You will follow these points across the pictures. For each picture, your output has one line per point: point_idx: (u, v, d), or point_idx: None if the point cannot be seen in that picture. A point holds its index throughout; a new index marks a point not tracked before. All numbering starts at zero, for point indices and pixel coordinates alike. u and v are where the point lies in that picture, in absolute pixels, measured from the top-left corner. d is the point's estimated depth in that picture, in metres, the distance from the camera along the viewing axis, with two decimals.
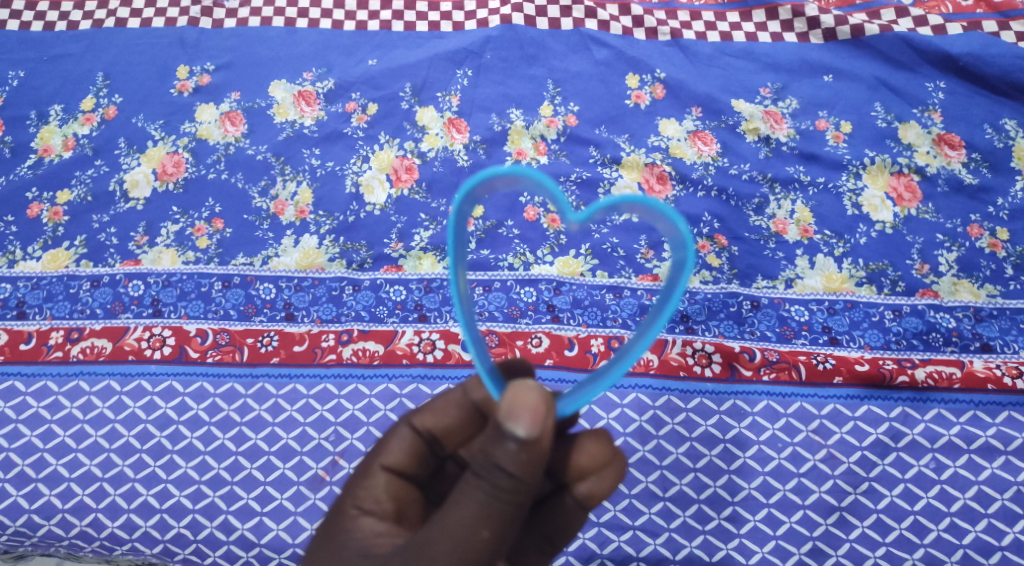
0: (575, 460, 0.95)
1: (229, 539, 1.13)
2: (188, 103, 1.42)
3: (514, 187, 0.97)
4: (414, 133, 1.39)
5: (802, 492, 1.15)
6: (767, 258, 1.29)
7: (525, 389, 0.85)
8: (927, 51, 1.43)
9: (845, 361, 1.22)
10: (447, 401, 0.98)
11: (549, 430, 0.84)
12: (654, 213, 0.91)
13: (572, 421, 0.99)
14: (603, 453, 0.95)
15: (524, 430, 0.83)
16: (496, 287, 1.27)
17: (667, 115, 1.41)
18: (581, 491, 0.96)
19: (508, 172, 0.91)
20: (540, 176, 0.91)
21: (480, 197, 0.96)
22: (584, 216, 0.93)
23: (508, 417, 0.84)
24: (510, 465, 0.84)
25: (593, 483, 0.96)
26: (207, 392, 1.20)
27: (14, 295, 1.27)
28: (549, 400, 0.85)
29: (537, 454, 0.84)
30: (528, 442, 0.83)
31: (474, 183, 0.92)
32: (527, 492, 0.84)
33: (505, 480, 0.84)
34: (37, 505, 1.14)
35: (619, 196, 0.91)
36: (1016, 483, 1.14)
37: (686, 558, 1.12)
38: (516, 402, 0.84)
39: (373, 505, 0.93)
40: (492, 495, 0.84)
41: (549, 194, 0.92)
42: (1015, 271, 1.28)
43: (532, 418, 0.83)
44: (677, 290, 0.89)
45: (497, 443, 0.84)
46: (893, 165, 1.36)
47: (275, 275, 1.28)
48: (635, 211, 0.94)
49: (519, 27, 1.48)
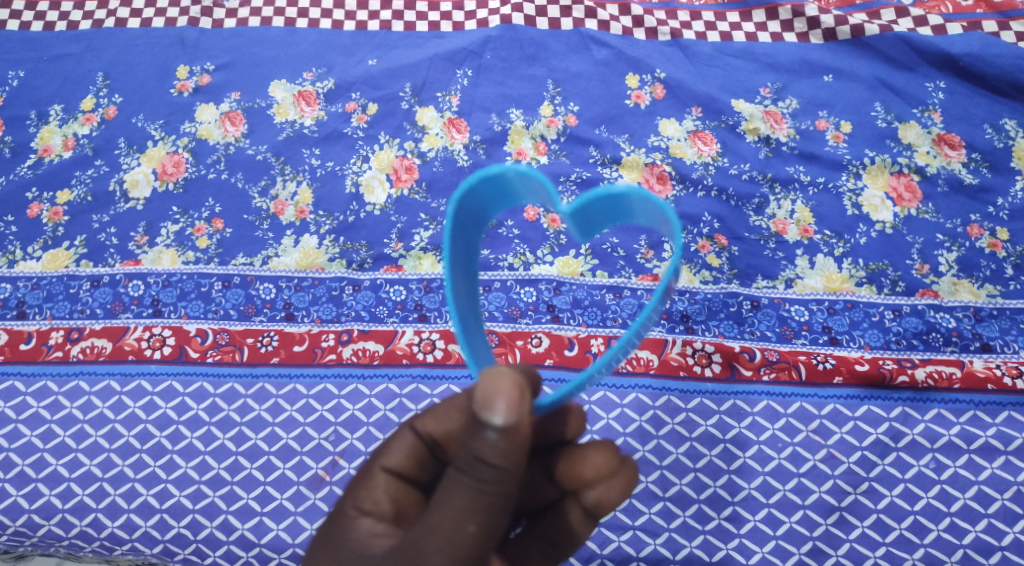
0: (580, 469, 0.95)
1: (229, 539, 1.12)
2: (188, 103, 1.42)
3: (519, 191, 0.97)
4: (414, 133, 1.39)
5: (802, 492, 1.14)
6: (767, 258, 1.29)
7: (498, 375, 0.85)
8: (926, 51, 1.43)
9: (845, 360, 1.22)
10: (451, 405, 0.97)
11: (526, 415, 0.84)
12: (649, 204, 0.91)
13: (577, 431, 0.99)
14: (609, 463, 0.95)
15: (501, 418, 0.83)
16: (496, 287, 1.28)
17: (667, 115, 1.41)
18: (588, 499, 0.95)
19: (510, 169, 0.91)
20: (535, 169, 0.92)
21: (482, 200, 0.97)
22: (576, 209, 0.93)
23: (484, 406, 0.84)
24: (492, 456, 0.83)
25: (602, 491, 0.95)
26: (208, 392, 1.20)
27: (14, 295, 1.27)
28: (522, 384, 0.85)
29: (517, 442, 0.84)
30: (507, 430, 0.83)
31: (473, 181, 0.92)
32: (512, 481, 0.84)
33: (489, 472, 0.83)
34: (37, 505, 1.14)
35: (615, 187, 0.91)
36: (1016, 483, 1.14)
37: (686, 558, 1.12)
38: (491, 390, 0.84)
39: (371, 506, 0.92)
40: (476, 489, 0.83)
41: (547, 194, 0.92)
42: (1015, 271, 1.28)
43: (508, 405, 0.83)
44: (668, 271, 0.86)
45: (478, 435, 0.84)
46: (893, 164, 1.36)
47: (275, 275, 1.28)
48: (636, 205, 0.93)
49: (519, 27, 1.48)
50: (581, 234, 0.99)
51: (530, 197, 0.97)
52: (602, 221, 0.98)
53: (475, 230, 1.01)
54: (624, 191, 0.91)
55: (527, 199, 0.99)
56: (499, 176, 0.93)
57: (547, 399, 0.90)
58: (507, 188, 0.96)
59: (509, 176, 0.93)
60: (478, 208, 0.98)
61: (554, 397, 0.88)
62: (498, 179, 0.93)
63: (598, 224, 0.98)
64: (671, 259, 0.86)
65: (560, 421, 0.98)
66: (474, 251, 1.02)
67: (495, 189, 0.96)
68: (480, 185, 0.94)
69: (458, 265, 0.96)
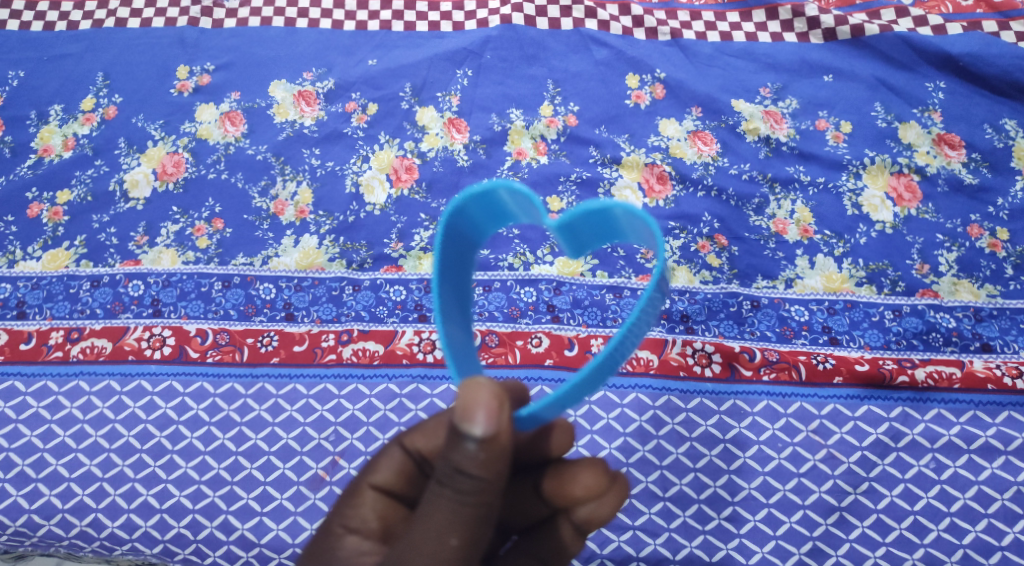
0: (570, 490, 0.93)
1: (229, 540, 1.12)
2: (187, 103, 1.42)
3: (512, 211, 0.94)
4: (414, 133, 1.39)
5: (802, 492, 1.14)
6: (767, 258, 1.29)
7: (477, 386, 0.83)
8: (926, 51, 1.43)
9: (845, 360, 1.22)
10: (439, 421, 0.95)
11: (506, 425, 0.83)
12: (634, 218, 0.87)
13: (563, 448, 0.97)
14: (599, 482, 0.92)
15: (480, 429, 0.82)
16: (496, 287, 1.28)
17: (667, 115, 1.41)
18: (580, 516, 0.95)
19: (501, 186, 0.89)
20: (524, 186, 0.89)
21: (474, 219, 0.95)
22: (563, 222, 0.91)
23: (463, 417, 0.83)
24: (471, 467, 0.83)
25: (593, 508, 0.94)
26: (208, 392, 1.20)
27: (14, 295, 1.27)
28: (501, 394, 0.83)
29: (497, 452, 0.83)
30: (486, 441, 0.82)
31: (463, 200, 0.91)
32: (492, 491, 0.84)
33: (469, 483, 0.83)
34: (37, 505, 1.14)
35: (599, 202, 0.88)
36: (1016, 483, 1.14)
37: (686, 558, 1.12)
38: (469, 401, 0.82)
39: (359, 524, 0.92)
40: (458, 501, 0.83)
41: (535, 210, 0.90)
42: (1015, 271, 1.28)
43: (487, 415, 0.82)
44: (657, 270, 0.83)
45: (457, 447, 0.83)
46: (893, 164, 1.36)
47: (275, 275, 1.28)
48: (623, 222, 0.90)
49: (519, 28, 1.48)
50: (572, 249, 0.96)
51: (525, 218, 0.95)
52: (593, 240, 0.95)
53: (470, 250, 0.99)
54: (610, 204, 0.88)
55: (522, 219, 0.96)
56: (491, 195, 0.91)
57: (527, 412, 0.87)
58: (499, 207, 0.94)
59: (499, 194, 0.91)
60: (470, 228, 0.96)
61: (534, 409, 0.86)
62: (489, 197, 0.92)
63: (589, 240, 0.95)
64: (655, 269, 0.83)
65: (543, 439, 0.97)
66: (469, 273, 1.00)
67: (485, 208, 0.94)
68: (470, 204, 0.92)
69: (448, 286, 0.94)
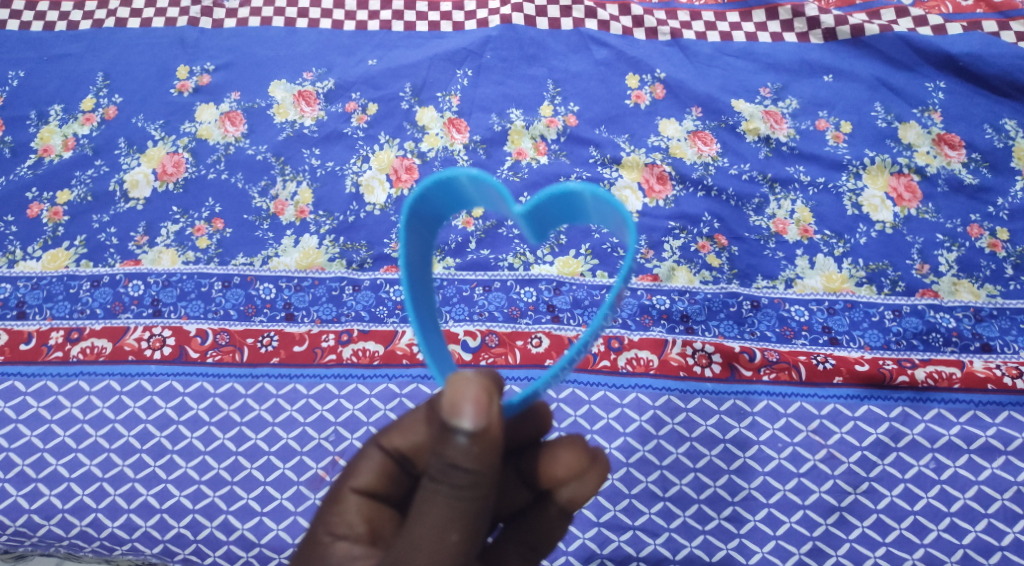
0: (551, 470, 0.92)
1: (229, 539, 1.12)
2: (188, 103, 1.42)
3: (472, 197, 0.95)
4: (414, 133, 1.39)
5: (802, 492, 1.14)
6: (767, 258, 1.29)
7: (464, 380, 0.83)
8: (926, 51, 1.43)
9: (845, 361, 1.22)
10: (415, 417, 0.94)
11: (495, 416, 0.83)
12: (602, 203, 0.88)
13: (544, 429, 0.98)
14: (580, 461, 0.92)
15: (470, 423, 0.82)
16: (496, 287, 1.28)
17: (667, 115, 1.41)
18: (563, 497, 0.94)
19: (465, 175, 0.89)
20: (487, 174, 0.89)
21: (436, 206, 0.95)
22: (530, 210, 0.91)
23: (452, 412, 0.83)
24: (465, 461, 0.83)
25: (575, 488, 0.93)
26: (208, 392, 1.20)
27: (14, 295, 1.27)
28: (489, 386, 0.83)
29: (489, 444, 0.83)
30: (477, 434, 0.82)
31: (427, 187, 0.91)
32: (487, 484, 0.84)
33: (463, 477, 0.83)
34: (37, 505, 1.14)
35: (568, 186, 0.88)
36: (1016, 483, 1.14)
37: (686, 558, 1.12)
38: (456, 396, 0.82)
39: (346, 529, 0.92)
40: (454, 496, 0.83)
41: (501, 199, 0.90)
42: (1015, 271, 1.28)
43: (475, 409, 0.82)
44: (629, 255, 0.84)
45: (448, 442, 0.83)
46: (893, 164, 1.36)
47: (275, 275, 1.28)
48: (590, 207, 0.90)
49: (519, 27, 1.49)
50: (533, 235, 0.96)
51: (482, 202, 0.95)
52: (557, 222, 0.95)
53: (433, 235, 1.00)
54: (578, 189, 0.88)
55: (480, 204, 0.97)
56: (454, 182, 0.91)
57: (517, 398, 0.87)
58: (460, 194, 0.94)
59: (461, 181, 0.91)
60: (431, 214, 0.96)
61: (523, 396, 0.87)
62: (450, 184, 0.91)
63: (550, 224, 0.95)
64: (629, 254, 0.83)
65: (527, 425, 0.97)
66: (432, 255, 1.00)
67: (447, 194, 0.94)
68: (432, 191, 0.92)
69: (415, 268, 0.94)
